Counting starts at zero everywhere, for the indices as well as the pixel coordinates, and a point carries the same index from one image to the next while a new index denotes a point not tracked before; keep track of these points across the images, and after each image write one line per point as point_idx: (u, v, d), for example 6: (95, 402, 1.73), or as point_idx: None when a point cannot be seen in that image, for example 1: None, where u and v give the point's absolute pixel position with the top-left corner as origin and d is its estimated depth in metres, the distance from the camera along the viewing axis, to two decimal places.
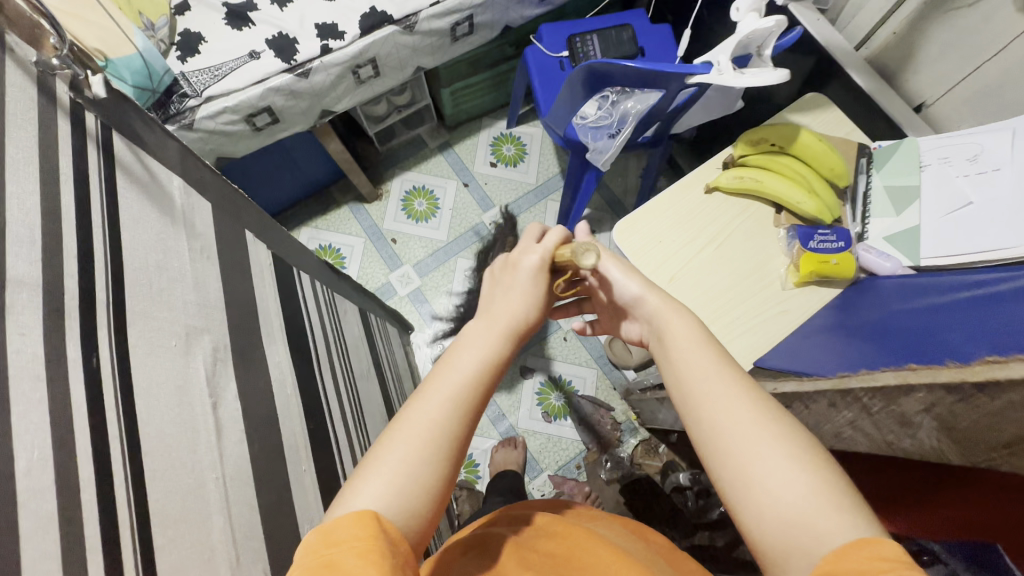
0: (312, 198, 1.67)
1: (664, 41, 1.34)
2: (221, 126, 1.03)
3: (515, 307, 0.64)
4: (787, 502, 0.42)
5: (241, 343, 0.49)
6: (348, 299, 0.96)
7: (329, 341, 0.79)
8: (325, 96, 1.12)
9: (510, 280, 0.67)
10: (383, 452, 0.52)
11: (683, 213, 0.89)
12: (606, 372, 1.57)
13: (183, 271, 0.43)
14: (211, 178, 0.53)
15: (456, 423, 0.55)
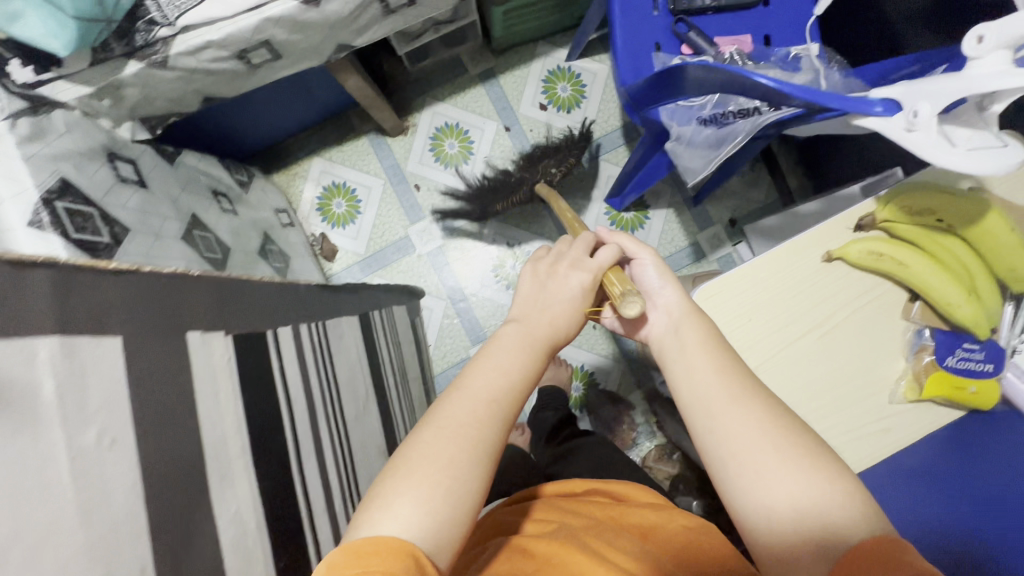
0: (328, 123, 1.43)
1: None
2: (209, 61, 0.79)
3: (548, 312, 0.66)
4: (814, 508, 0.46)
5: (173, 534, 0.38)
6: (343, 313, 0.82)
7: (322, 396, 0.67)
8: (343, 27, 0.85)
9: (545, 281, 0.68)
10: (423, 456, 0.53)
11: (787, 287, 0.69)
12: (634, 368, 1.44)
13: (62, 506, 0.32)
14: (108, 288, 0.40)
15: (495, 428, 0.56)
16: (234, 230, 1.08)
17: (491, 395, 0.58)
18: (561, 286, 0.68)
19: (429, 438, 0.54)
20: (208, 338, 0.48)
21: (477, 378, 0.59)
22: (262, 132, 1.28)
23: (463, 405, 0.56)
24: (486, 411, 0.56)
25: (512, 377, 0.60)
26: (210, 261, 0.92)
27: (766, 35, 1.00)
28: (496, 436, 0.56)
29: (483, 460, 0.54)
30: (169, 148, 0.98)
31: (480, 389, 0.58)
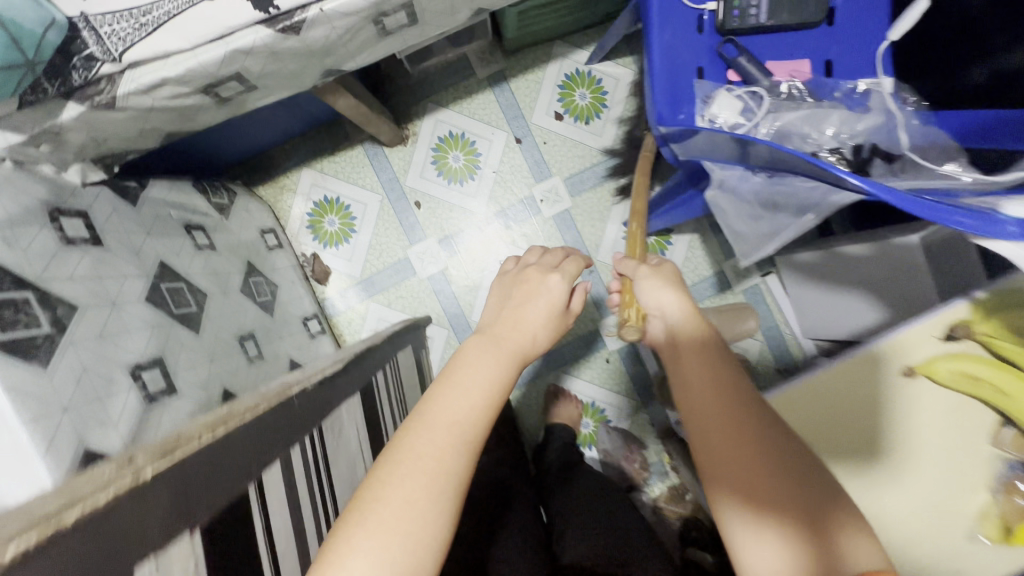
0: (319, 130, 1.28)
1: (871, 4, 0.84)
2: (168, 99, 0.66)
3: (518, 326, 0.67)
4: (782, 552, 0.49)
5: None
6: (344, 398, 0.70)
7: (316, 527, 0.56)
8: (329, 52, 0.71)
9: (514, 295, 0.73)
10: (382, 495, 0.50)
11: (868, 405, 0.66)
12: (648, 405, 1.35)
13: None
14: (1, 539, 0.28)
15: (458, 454, 0.53)
16: (211, 269, 0.95)
17: (454, 418, 0.55)
18: (529, 298, 0.72)
19: (388, 467, 0.52)
20: (169, 555, 0.34)
21: (440, 401, 0.56)
22: (244, 144, 1.15)
23: (423, 436, 0.54)
24: (449, 438, 0.54)
25: (477, 396, 0.58)
26: (181, 319, 0.81)
27: (827, 61, 0.85)
28: (461, 465, 0.53)
29: (445, 494, 0.51)
30: (132, 183, 0.85)
31: (444, 412, 0.55)
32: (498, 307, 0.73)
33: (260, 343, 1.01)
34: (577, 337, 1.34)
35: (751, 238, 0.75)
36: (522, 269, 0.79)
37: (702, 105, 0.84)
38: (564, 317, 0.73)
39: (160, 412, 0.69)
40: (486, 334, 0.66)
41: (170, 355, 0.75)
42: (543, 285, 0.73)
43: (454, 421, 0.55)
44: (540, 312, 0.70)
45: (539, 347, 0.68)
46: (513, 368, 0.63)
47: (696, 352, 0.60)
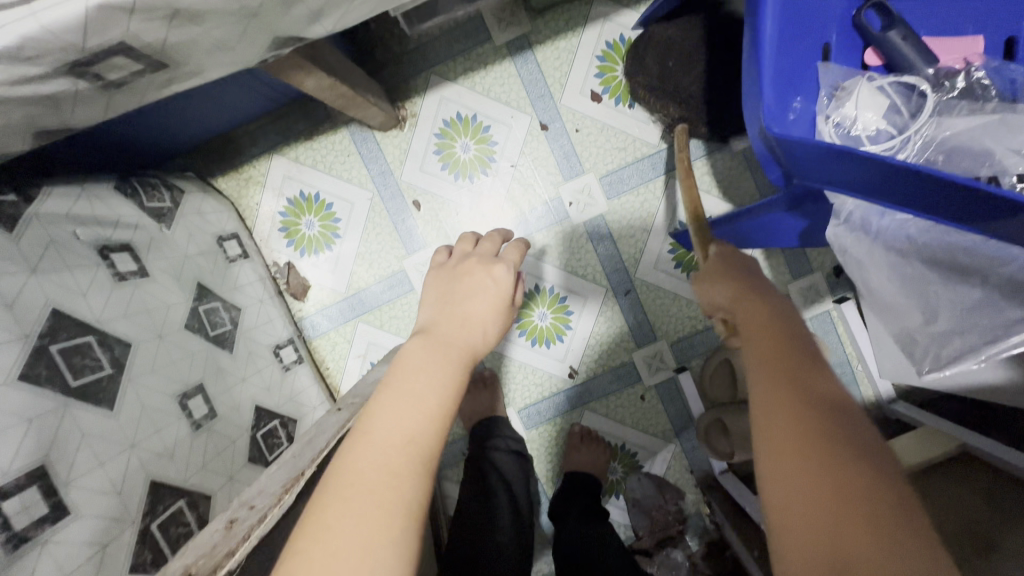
0: (293, 107, 1.02)
1: None
2: (9, 88, 0.41)
3: (465, 328, 0.57)
4: None
5: None
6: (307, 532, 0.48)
7: None
8: (277, 12, 0.45)
9: (456, 290, 0.62)
10: (332, 524, 0.41)
11: None
12: (688, 450, 1.14)
13: None
14: None
15: (419, 474, 0.45)
16: (142, 305, 0.72)
17: (407, 431, 0.46)
18: (473, 294, 0.61)
19: (334, 494, 0.42)
20: None
21: (384, 415, 0.47)
22: (192, 127, 0.89)
23: (369, 455, 0.44)
24: (403, 459, 0.45)
25: (431, 402, 0.48)
26: (84, 393, 0.58)
27: (1012, 36, 0.58)
28: (420, 485, 0.44)
29: (409, 521, 0.42)
30: (13, 196, 0.60)
31: (389, 425, 0.46)
32: (438, 300, 0.61)
33: (213, 395, 0.78)
34: (607, 369, 1.11)
35: (913, 312, 0.55)
36: (462, 258, 0.67)
37: (827, 101, 0.58)
38: (513, 310, 0.64)
39: (35, 554, 0.47)
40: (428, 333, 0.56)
41: (58, 458, 0.52)
42: (487, 279, 0.63)
43: (400, 430, 0.46)
44: (483, 303, 0.61)
45: (490, 343, 0.58)
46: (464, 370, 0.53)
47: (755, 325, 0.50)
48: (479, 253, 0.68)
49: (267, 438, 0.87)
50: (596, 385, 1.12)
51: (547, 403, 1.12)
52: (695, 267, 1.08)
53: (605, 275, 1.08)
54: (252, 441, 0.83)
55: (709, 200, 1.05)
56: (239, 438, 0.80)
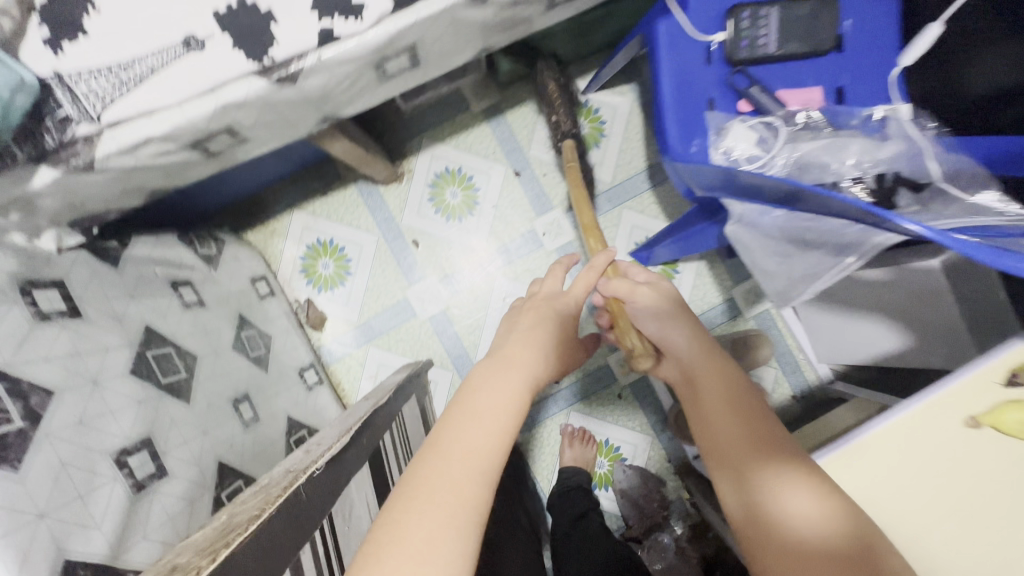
0: (310, 171, 1.25)
1: (876, 28, 0.82)
2: (154, 159, 0.61)
3: (530, 349, 0.62)
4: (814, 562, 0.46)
5: None
6: (357, 469, 0.64)
7: None
8: (327, 100, 0.66)
9: (522, 318, 0.68)
10: (400, 521, 0.43)
11: None
12: (663, 441, 1.29)
13: None
14: None
15: (481, 484, 0.46)
16: (202, 328, 0.89)
17: (477, 444, 0.49)
18: (536, 324, 0.66)
19: (402, 495, 0.45)
20: None
21: (455, 429, 0.50)
22: (232, 190, 1.10)
23: (440, 462, 0.47)
24: (468, 466, 0.47)
25: (492, 421, 0.51)
26: (171, 388, 0.74)
27: (840, 86, 0.82)
28: (482, 494, 0.46)
29: (472, 517, 0.44)
30: (114, 243, 0.79)
31: (459, 440, 0.49)
32: (524, 320, 0.67)
33: (256, 403, 0.94)
34: (588, 373, 1.29)
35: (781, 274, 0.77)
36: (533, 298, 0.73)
37: (715, 137, 0.81)
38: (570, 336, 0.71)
39: (151, 499, 0.62)
40: (502, 350, 0.62)
41: (159, 433, 0.68)
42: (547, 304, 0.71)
43: (470, 442, 0.49)
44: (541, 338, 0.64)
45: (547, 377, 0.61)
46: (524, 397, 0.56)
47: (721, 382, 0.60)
48: (546, 290, 0.74)
49: (299, 443, 1.01)
50: (579, 388, 1.29)
51: (538, 407, 1.28)
52: None
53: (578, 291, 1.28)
54: (287, 445, 0.98)
55: (657, 224, 1.27)
56: (277, 440, 0.95)
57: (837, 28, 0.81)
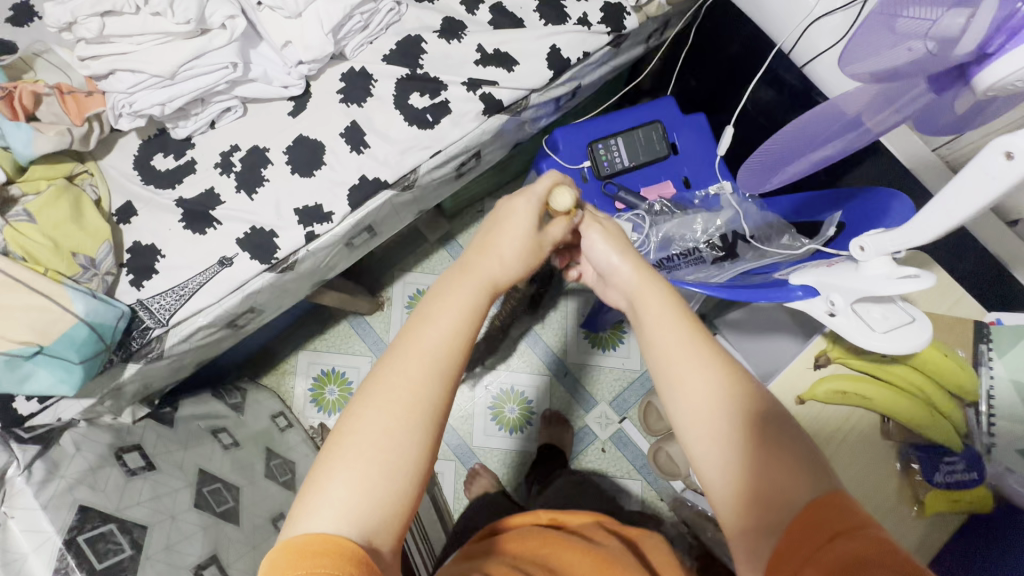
0: (309, 317, 1.51)
1: (696, 132, 1.13)
2: (203, 340, 0.86)
3: (490, 255, 0.58)
4: (773, 483, 0.42)
5: None
6: None
7: None
8: (316, 271, 0.93)
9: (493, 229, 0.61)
10: (356, 412, 0.46)
11: None
12: (652, 482, 1.44)
13: None
14: None
15: (434, 386, 0.48)
16: (240, 464, 1.08)
17: (432, 347, 0.49)
18: (504, 229, 0.61)
19: (362, 394, 0.47)
20: None
21: (414, 330, 0.50)
22: (249, 346, 1.34)
23: (394, 368, 0.48)
24: (418, 369, 0.48)
25: (449, 326, 0.50)
26: (225, 515, 0.93)
27: (686, 176, 1.13)
28: (433, 395, 0.48)
29: (420, 419, 0.46)
30: (168, 408, 1.01)
31: (412, 341, 0.49)
32: (490, 235, 0.61)
33: None
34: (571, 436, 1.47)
35: None
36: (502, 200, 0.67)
37: None
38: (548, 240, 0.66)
39: None
40: (470, 258, 0.58)
41: (222, 551, 0.85)
42: (514, 207, 0.62)
43: (424, 346, 0.49)
44: (515, 238, 0.60)
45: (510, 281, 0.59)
46: (484, 301, 0.55)
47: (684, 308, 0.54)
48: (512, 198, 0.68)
49: None
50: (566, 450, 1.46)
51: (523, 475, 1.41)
52: (602, 343, 1.52)
53: (546, 367, 1.50)
54: None
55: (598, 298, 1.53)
56: None
57: (668, 140, 1.13)
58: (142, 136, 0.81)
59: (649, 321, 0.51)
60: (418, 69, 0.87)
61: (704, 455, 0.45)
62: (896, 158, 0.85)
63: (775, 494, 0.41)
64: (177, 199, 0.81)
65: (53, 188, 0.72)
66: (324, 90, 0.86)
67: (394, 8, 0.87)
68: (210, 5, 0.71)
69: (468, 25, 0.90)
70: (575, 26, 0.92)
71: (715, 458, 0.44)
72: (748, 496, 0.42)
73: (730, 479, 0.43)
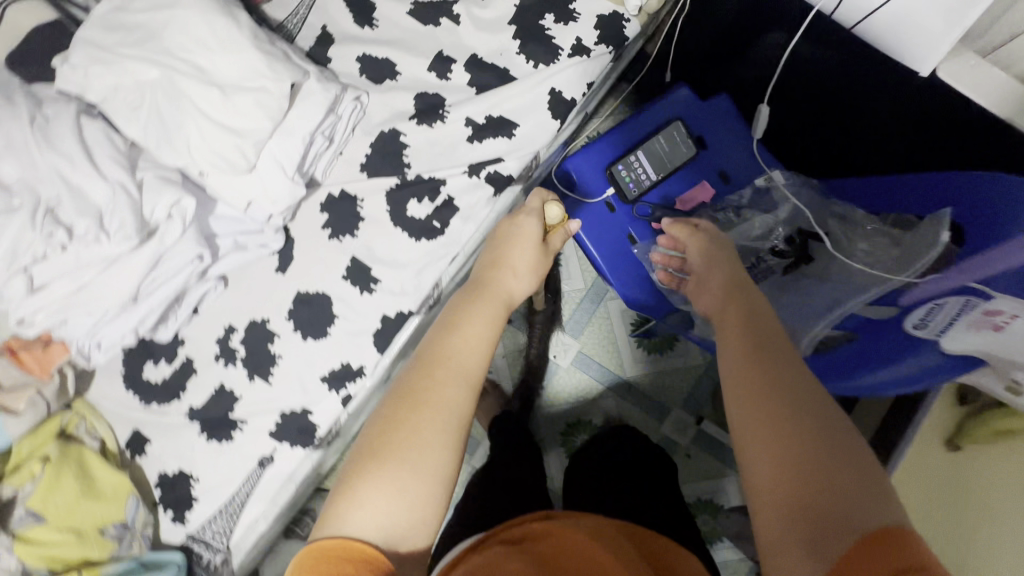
0: None
1: (722, 116, 0.97)
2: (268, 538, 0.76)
3: (513, 270, 0.57)
4: (829, 501, 0.33)
5: None
6: None
7: None
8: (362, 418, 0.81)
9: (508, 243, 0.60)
10: (386, 415, 0.42)
11: None
12: None
13: None
14: None
15: (462, 396, 0.44)
16: None
17: (462, 363, 0.45)
18: (519, 242, 0.60)
19: (395, 392, 0.44)
20: None
21: (451, 340, 0.46)
22: None
23: (430, 372, 0.44)
24: (449, 378, 0.44)
25: (479, 340, 0.47)
26: None
27: (722, 170, 0.98)
28: (458, 408, 0.43)
29: (442, 431, 0.42)
30: None
31: (446, 352, 0.46)
32: (504, 252, 0.59)
33: None
34: None
35: None
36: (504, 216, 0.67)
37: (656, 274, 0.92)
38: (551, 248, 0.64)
39: None
40: (490, 271, 0.57)
41: None
42: (522, 223, 0.62)
43: (452, 356, 0.45)
44: (528, 258, 0.59)
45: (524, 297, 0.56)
46: (504, 319, 0.52)
47: (755, 320, 0.48)
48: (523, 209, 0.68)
49: None
50: None
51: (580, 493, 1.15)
52: None
53: None
54: None
55: None
56: None
57: (693, 135, 0.97)
58: (123, 352, 0.68)
59: (733, 326, 0.48)
60: (407, 171, 0.72)
61: (744, 406, 0.40)
62: (996, 115, 0.69)
63: (836, 513, 0.33)
64: (188, 409, 0.69)
65: (49, 468, 0.60)
66: (308, 231, 0.72)
67: (356, 107, 0.71)
68: (146, 200, 0.57)
69: (446, 98, 0.74)
70: (569, 59, 0.75)
71: (756, 446, 0.37)
72: (806, 506, 0.34)
73: (780, 483, 0.35)
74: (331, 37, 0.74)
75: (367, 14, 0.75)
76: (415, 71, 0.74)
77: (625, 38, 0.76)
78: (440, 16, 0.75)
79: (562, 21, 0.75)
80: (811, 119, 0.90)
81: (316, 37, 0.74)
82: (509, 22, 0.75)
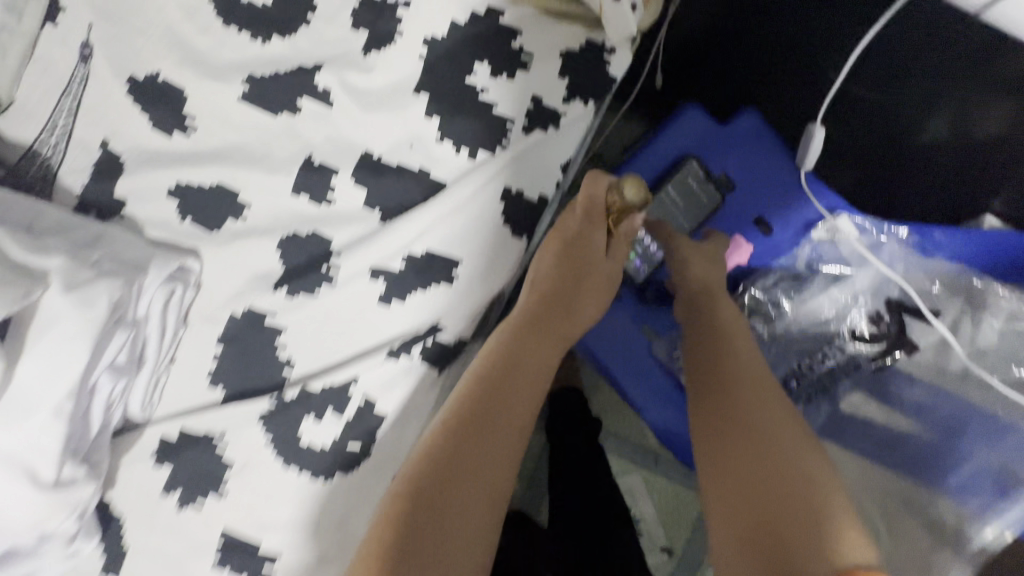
0: None
1: (753, 135, 0.66)
2: None
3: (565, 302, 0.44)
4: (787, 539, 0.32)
5: None
6: None
7: None
8: None
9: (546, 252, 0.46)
10: (385, 540, 0.33)
11: None
12: None
13: None
14: None
15: (479, 492, 0.36)
16: None
17: (485, 454, 0.37)
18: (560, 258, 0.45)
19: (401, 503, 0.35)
20: None
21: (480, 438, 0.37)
22: None
23: (456, 466, 0.36)
24: (463, 467, 0.36)
25: (512, 419, 0.39)
26: None
27: (760, 217, 0.66)
28: (478, 494, 0.36)
29: (444, 531, 0.34)
30: None
31: (472, 450, 0.37)
32: (556, 262, 0.45)
33: None
34: None
35: None
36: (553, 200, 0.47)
37: None
38: (615, 250, 0.47)
39: None
40: (538, 287, 0.45)
41: None
42: (574, 225, 0.46)
43: (466, 440, 0.37)
44: (563, 266, 0.45)
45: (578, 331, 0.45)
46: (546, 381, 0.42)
47: (739, 344, 0.45)
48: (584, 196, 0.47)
49: None
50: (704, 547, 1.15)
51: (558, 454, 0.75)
52: None
53: None
54: None
55: None
56: None
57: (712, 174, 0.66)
58: None
59: (710, 351, 0.45)
60: (284, 391, 0.43)
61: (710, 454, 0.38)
62: None
63: (788, 556, 0.31)
64: None
65: None
66: (145, 500, 0.43)
67: (175, 288, 0.41)
68: None
69: (333, 238, 0.44)
70: (525, 134, 0.45)
71: (721, 486, 0.36)
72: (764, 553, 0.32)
73: (730, 508, 0.35)
74: (121, 163, 0.44)
75: (174, 111, 0.44)
76: (274, 198, 0.44)
77: (611, 77, 0.45)
78: (298, 95, 0.44)
79: (502, 72, 0.44)
80: (866, 134, 0.59)
81: (93, 166, 0.43)
82: (416, 88, 0.44)
